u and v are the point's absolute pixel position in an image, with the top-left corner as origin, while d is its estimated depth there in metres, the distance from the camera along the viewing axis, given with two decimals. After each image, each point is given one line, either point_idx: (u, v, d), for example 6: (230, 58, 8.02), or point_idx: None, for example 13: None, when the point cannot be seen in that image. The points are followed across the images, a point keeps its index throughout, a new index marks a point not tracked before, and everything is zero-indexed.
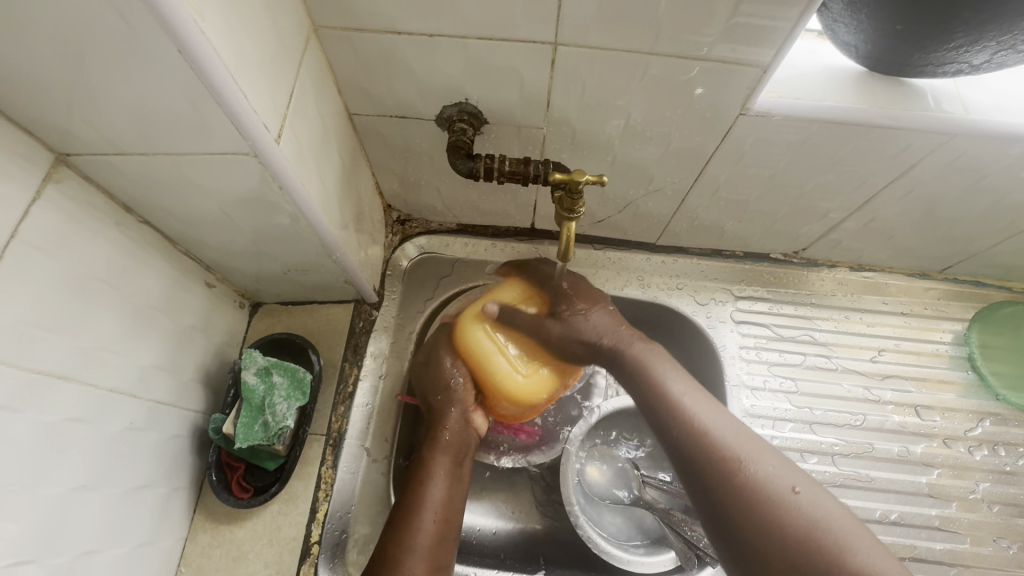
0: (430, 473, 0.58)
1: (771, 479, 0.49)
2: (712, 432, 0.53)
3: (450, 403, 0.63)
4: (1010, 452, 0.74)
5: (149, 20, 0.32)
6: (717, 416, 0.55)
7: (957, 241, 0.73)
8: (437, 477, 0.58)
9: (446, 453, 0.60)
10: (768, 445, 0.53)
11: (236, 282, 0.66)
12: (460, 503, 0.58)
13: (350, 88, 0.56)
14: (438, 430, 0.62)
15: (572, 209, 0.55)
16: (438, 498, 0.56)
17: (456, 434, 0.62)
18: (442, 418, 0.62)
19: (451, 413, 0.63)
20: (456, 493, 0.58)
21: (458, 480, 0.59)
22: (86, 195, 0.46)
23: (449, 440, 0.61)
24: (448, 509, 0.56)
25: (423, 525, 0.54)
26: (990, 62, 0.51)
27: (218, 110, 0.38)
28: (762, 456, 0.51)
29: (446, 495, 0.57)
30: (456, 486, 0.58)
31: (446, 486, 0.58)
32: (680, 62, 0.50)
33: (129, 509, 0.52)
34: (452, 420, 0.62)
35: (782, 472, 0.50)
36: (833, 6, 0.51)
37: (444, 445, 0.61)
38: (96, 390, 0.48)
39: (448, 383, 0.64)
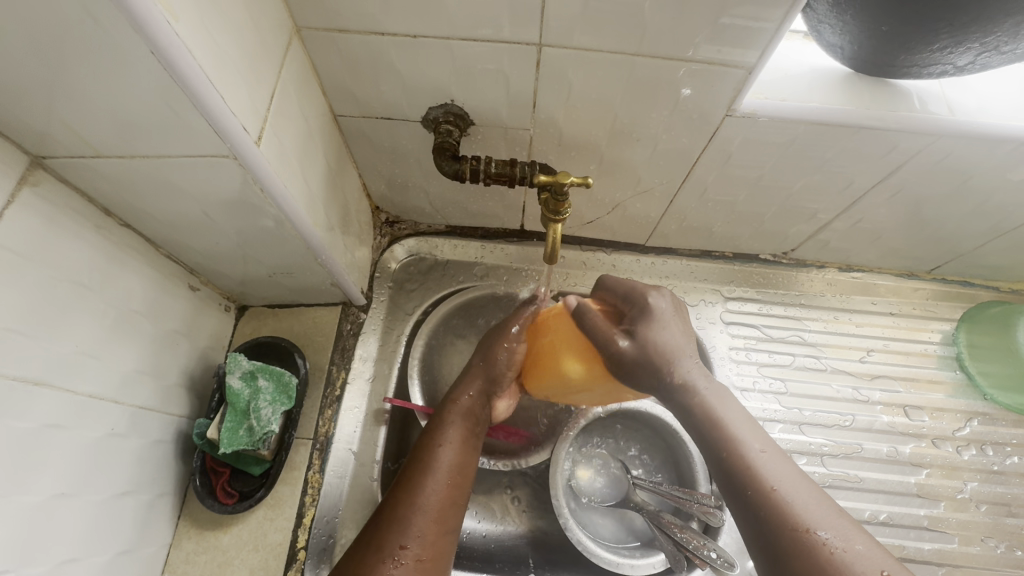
0: (443, 435, 0.58)
1: (841, 540, 0.43)
2: (772, 477, 0.47)
3: (483, 374, 0.63)
4: (998, 451, 0.74)
5: (121, 22, 0.31)
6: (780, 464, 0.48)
7: (944, 242, 0.73)
8: (450, 439, 0.58)
9: (463, 417, 0.60)
10: (835, 502, 0.46)
11: (221, 285, 0.65)
12: (471, 468, 0.58)
13: (334, 89, 0.56)
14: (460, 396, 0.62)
15: (558, 211, 0.55)
16: (449, 461, 0.56)
17: (475, 403, 0.62)
18: (466, 385, 0.63)
19: (477, 381, 0.63)
20: (469, 459, 0.58)
21: (471, 445, 0.59)
22: (64, 198, 0.45)
23: (469, 406, 0.62)
24: (459, 473, 0.56)
25: (432, 486, 0.54)
26: (974, 64, 0.51)
27: (195, 112, 0.38)
28: (832, 517, 0.44)
29: (458, 459, 0.57)
30: (467, 451, 0.58)
31: (457, 450, 0.57)
32: (665, 63, 0.50)
33: (110, 516, 0.51)
34: (478, 389, 0.63)
35: (852, 533, 0.43)
36: (818, 7, 0.51)
37: (463, 408, 0.61)
38: (74, 396, 0.47)
39: (490, 358, 0.63)
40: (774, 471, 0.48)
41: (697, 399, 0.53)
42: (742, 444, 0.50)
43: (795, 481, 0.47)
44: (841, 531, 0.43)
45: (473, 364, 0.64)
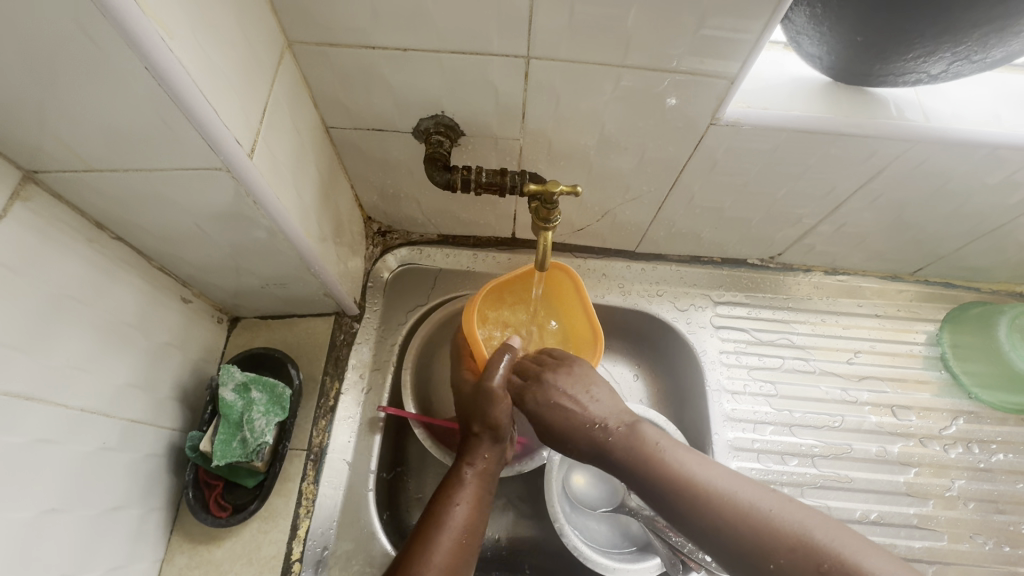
0: (458, 495, 0.58)
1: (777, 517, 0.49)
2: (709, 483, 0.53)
3: (494, 433, 0.63)
4: (984, 449, 0.76)
5: (115, 38, 0.32)
6: (707, 466, 0.55)
7: (927, 244, 0.75)
8: (465, 500, 0.58)
9: (478, 477, 0.60)
10: (772, 491, 0.52)
11: (213, 297, 0.65)
12: (482, 530, 0.57)
13: (326, 102, 0.56)
14: (474, 456, 0.62)
15: (548, 218, 0.55)
16: (462, 520, 0.56)
17: (489, 464, 0.62)
18: (478, 446, 0.63)
19: (486, 446, 0.63)
20: (482, 518, 0.58)
21: (484, 507, 0.59)
22: (56, 212, 0.45)
23: (485, 467, 0.61)
24: (471, 533, 0.56)
25: (444, 547, 0.53)
26: (947, 72, 0.53)
27: (189, 126, 0.38)
28: (772, 503, 0.50)
29: (472, 519, 0.56)
30: (480, 513, 0.58)
31: (471, 512, 0.57)
32: (649, 74, 0.51)
33: (102, 532, 0.50)
34: (490, 450, 0.63)
35: (794, 515, 0.49)
36: (795, 19, 0.53)
37: (477, 470, 0.61)
38: (66, 410, 0.47)
39: (497, 420, 0.63)
40: (711, 480, 0.53)
41: (615, 438, 0.60)
42: (669, 465, 0.55)
43: (734, 482, 0.53)
44: (778, 511, 0.50)
45: (481, 423, 0.63)
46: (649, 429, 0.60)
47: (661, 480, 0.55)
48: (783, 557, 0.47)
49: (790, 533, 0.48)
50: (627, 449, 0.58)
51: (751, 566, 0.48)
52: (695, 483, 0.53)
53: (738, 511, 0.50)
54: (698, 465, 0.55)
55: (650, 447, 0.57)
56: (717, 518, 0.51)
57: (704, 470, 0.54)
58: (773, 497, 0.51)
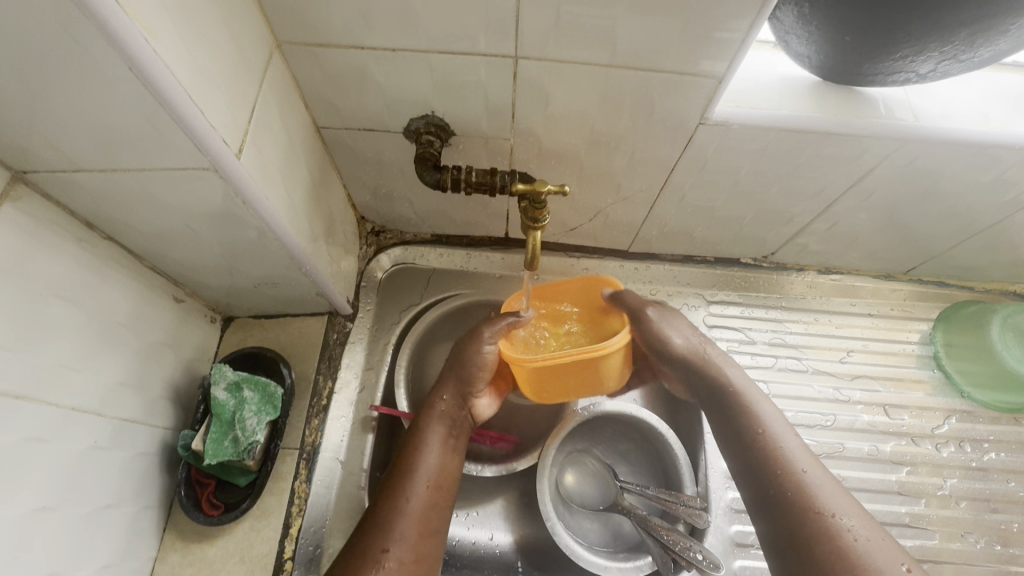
0: (425, 440, 0.60)
1: (830, 503, 0.51)
2: (789, 455, 0.55)
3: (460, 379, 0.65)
4: (976, 448, 0.76)
5: (101, 42, 0.32)
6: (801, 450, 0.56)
7: (919, 244, 0.75)
8: (430, 444, 0.60)
9: (440, 423, 0.62)
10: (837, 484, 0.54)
11: (205, 296, 0.65)
12: (451, 473, 0.60)
13: (316, 101, 0.57)
14: (436, 400, 0.64)
15: (537, 219, 0.56)
16: (429, 468, 0.58)
17: (450, 406, 0.64)
18: (440, 390, 0.64)
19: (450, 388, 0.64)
20: (449, 464, 0.60)
21: (452, 448, 0.61)
22: (45, 212, 0.45)
23: (446, 409, 0.63)
24: (440, 479, 0.58)
25: (413, 492, 0.56)
26: (936, 71, 0.53)
27: (175, 127, 0.38)
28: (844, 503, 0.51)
29: (439, 461, 0.59)
30: (449, 455, 0.60)
31: (440, 455, 0.59)
32: (638, 74, 0.51)
33: (92, 530, 0.51)
34: (450, 391, 0.64)
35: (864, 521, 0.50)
36: (784, 19, 0.53)
37: (438, 414, 0.63)
38: (56, 409, 0.47)
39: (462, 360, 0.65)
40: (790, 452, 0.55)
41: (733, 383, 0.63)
42: (765, 425, 0.58)
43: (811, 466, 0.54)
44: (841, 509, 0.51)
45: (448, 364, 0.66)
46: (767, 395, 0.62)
47: (757, 452, 0.56)
48: (821, 529, 0.49)
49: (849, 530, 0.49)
50: (730, 398, 0.62)
51: (788, 537, 0.50)
52: (781, 451, 0.56)
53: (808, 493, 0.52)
54: (782, 427, 0.58)
55: (746, 394, 0.62)
56: (781, 483, 0.53)
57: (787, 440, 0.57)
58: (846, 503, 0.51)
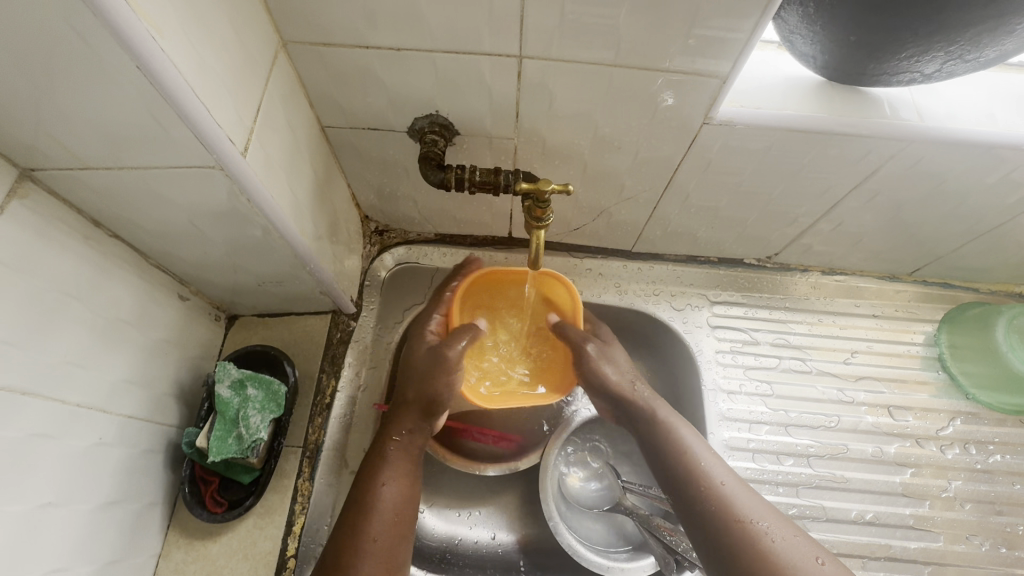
0: (385, 473, 0.58)
1: (752, 511, 0.55)
2: (711, 471, 0.58)
3: (421, 408, 0.63)
4: (981, 450, 0.75)
5: (109, 40, 0.32)
6: (717, 465, 0.59)
7: (924, 244, 0.75)
8: (392, 477, 0.58)
9: (400, 452, 0.60)
10: (753, 491, 0.58)
11: (210, 294, 0.66)
12: (414, 504, 0.58)
13: (321, 100, 0.57)
14: (400, 427, 0.61)
15: (540, 218, 0.56)
16: (393, 500, 0.56)
17: (415, 432, 0.62)
18: (404, 416, 0.62)
19: (414, 417, 0.62)
20: (412, 494, 0.58)
21: (413, 479, 0.59)
22: (53, 210, 0.46)
23: (409, 437, 0.61)
24: (404, 511, 0.57)
25: (377, 529, 0.54)
26: (941, 71, 0.53)
27: (182, 125, 0.39)
28: (759, 509, 0.55)
29: (402, 495, 0.57)
30: (410, 486, 0.58)
31: (401, 487, 0.57)
32: (642, 74, 0.51)
33: (97, 526, 0.51)
34: (415, 416, 0.62)
35: (779, 523, 0.54)
36: (788, 19, 0.53)
37: (401, 443, 0.60)
38: (62, 405, 0.47)
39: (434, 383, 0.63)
40: (711, 470, 0.58)
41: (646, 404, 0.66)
42: (686, 445, 0.61)
43: (730, 480, 0.58)
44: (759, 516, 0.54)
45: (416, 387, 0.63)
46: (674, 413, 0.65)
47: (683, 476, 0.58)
48: (747, 540, 0.52)
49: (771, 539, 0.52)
50: (652, 424, 0.64)
51: (721, 558, 0.53)
52: (704, 472, 0.58)
53: (733, 512, 0.54)
54: (701, 445, 0.61)
55: (667, 421, 0.64)
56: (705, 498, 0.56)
57: (705, 456, 0.60)
58: (763, 508, 0.55)
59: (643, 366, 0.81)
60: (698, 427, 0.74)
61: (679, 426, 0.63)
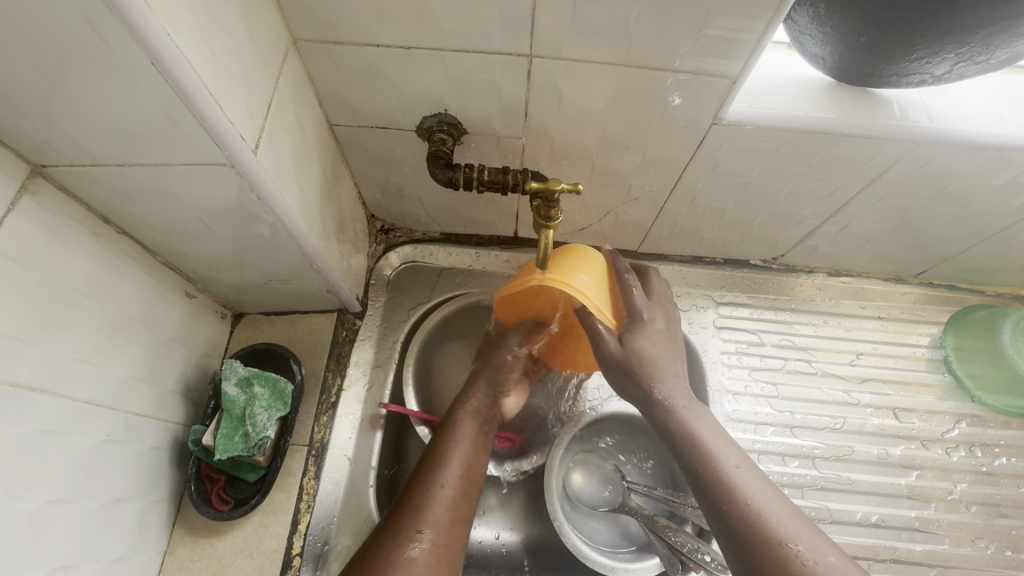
0: (457, 431, 0.62)
1: (782, 528, 0.50)
2: (738, 483, 0.54)
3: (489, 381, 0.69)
4: (986, 453, 0.75)
5: (124, 36, 0.32)
6: (748, 475, 0.55)
7: (930, 247, 0.75)
8: (463, 436, 0.62)
9: (472, 415, 0.65)
10: (789, 503, 0.54)
11: (217, 292, 0.66)
12: (480, 467, 0.61)
13: (329, 99, 0.57)
14: (469, 397, 0.67)
15: (549, 216, 0.55)
16: (463, 456, 0.60)
17: (484, 404, 0.67)
18: (473, 388, 0.68)
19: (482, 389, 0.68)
20: (480, 455, 0.62)
21: (483, 443, 0.63)
22: (63, 206, 0.46)
23: (479, 406, 0.67)
24: (472, 469, 0.60)
25: (447, 476, 0.57)
26: (951, 73, 0.53)
27: (194, 122, 0.39)
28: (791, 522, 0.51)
29: (471, 453, 0.61)
30: (479, 448, 0.62)
31: (471, 447, 0.61)
32: (652, 74, 0.51)
33: (104, 524, 0.51)
34: (484, 389, 0.68)
35: (813, 536, 0.50)
36: (799, 20, 0.53)
37: (472, 409, 0.66)
38: (71, 401, 0.47)
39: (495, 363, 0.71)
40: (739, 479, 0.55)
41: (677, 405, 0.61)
42: (712, 455, 0.57)
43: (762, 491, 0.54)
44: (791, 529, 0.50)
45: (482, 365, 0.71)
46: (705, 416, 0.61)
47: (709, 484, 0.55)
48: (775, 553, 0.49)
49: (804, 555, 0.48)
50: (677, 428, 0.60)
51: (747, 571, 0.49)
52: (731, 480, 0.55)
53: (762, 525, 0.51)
54: (730, 455, 0.57)
55: (692, 430, 0.59)
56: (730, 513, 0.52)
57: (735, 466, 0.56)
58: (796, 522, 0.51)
59: None
60: None
61: (705, 435, 0.59)
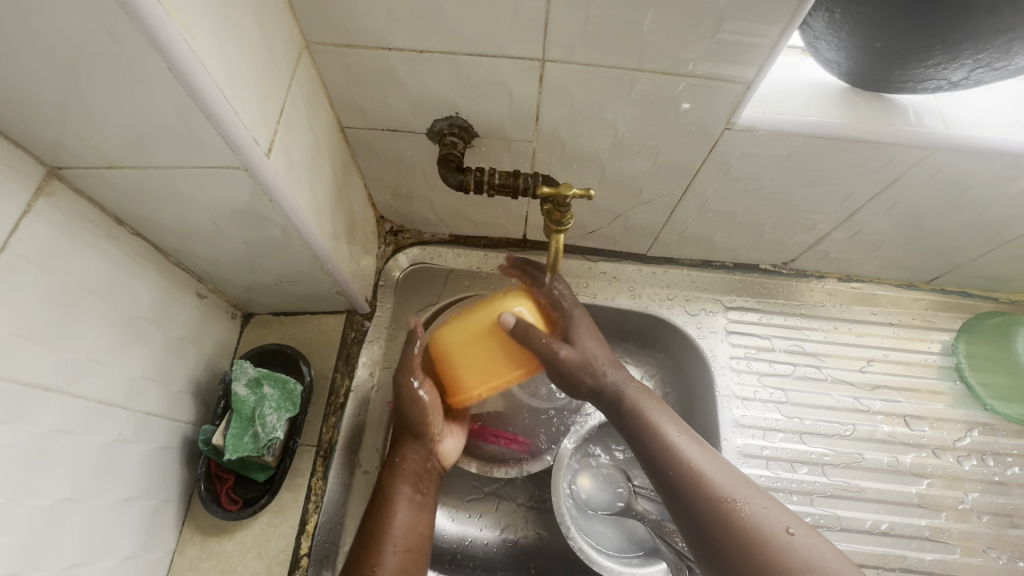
0: (394, 499, 0.59)
1: (766, 523, 0.52)
2: (716, 477, 0.55)
3: (416, 436, 0.62)
4: (999, 462, 0.74)
5: (141, 41, 0.33)
6: (714, 463, 0.56)
7: (943, 253, 0.74)
8: (401, 502, 0.59)
9: (409, 477, 0.61)
10: (759, 488, 0.55)
11: (227, 293, 0.66)
12: (423, 531, 0.59)
13: (341, 101, 0.57)
14: (401, 459, 0.62)
15: (560, 221, 0.55)
16: (402, 527, 0.57)
17: (419, 463, 0.62)
18: (403, 447, 0.62)
19: (413, 444, 0.62)
20: (421, 522, 0.59)
21: (422, 506, 0.60)
22: (78, 208, 0.46)
23: (415, 465, 0.62)
24: (414, 539, 0.58)
25: (388, 555, 0.55)
26: (969, 79, 0.52)
27: (209, 126, 0.39)
28: (763, 506, 0.53)
29: (409, 522, 0.58)
30: (419, 512, 0.59)
31: (410, 514, 0.59)
32: (664, 78, 0.51)
33: (116, 522, 0.51)
34: (417, 448, 0.62)
35: (784, 515, 0.53)
36: (814, 25, 0.53)
37: (405, 472, 0.61)
38: (85, 401, 0.48)
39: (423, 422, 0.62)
40: (708, 470, 0.55)
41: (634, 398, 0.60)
42: (685, 455, 0.56)
43: (731, 478, 0.55)
44: (763, 515, 0.52)
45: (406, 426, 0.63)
46: (662, 408, 0.60)
47: (676, 478, 0.56)
48: (753, 541, 0.51)
49: (781, 538, 0.51)
50: (638, 421, 0.59)
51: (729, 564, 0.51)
52: (700, 473, 0.55)
53: (738, 516, 0.52)
54: (698, 448, 0.57)
55: (660, 425, 0.58)
56: (713, 513, 0.53)
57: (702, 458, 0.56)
58: (769, 504, 0.53)
59: (653, 370, 0.81)
60: (711, 433, 0.73)
61: (675, 433, 0.58)
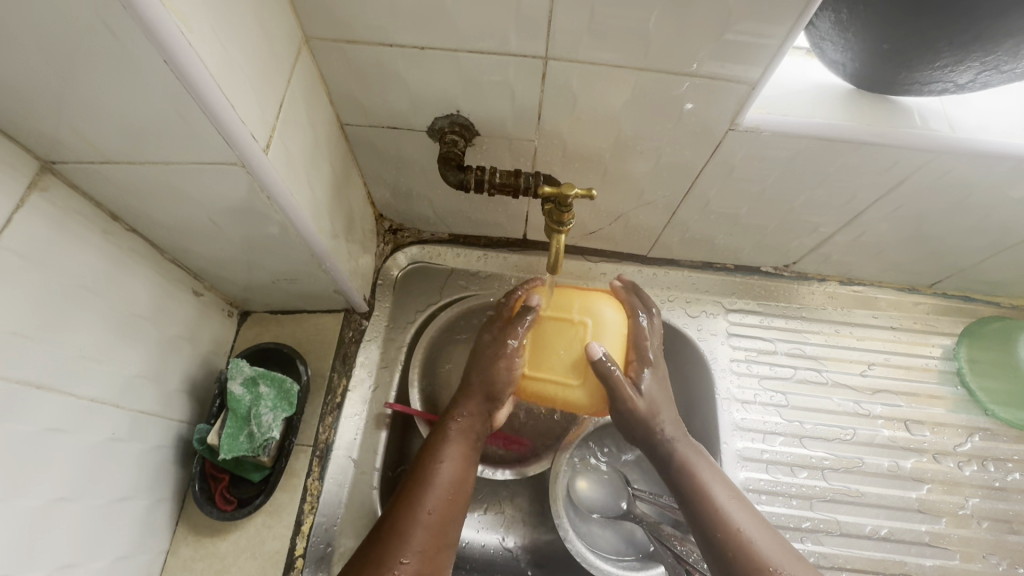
0: (444, 451, 0.58)
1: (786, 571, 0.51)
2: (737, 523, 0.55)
3: (482, 395, 0.61)
4: (999, 467, 0.74)
5: (138, 33, 0.32)
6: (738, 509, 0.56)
7: (946, 257, 0.74)
8: (452, 455, 0.57)
9: (463, 434, 0.59)
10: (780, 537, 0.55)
11: (224, 291, 0.65)
12: (468, 487, 0.57)
13: (341, 98, 0.56)
14: (462, 413, 0.61)
15: (561, 221, 0.55)
16: (450, 477, 0.56)
17: (476, 422, 0.61)
18: (466, 403, 0.61)
19: (475, 404, 0.61)
20: (469, 475, 0.57)
21: (472, 462, 0.59)
22: (72, 203, 0.45)
23: (471, 423, 0.60)
24: (458, 490, 0.56)
25: (432, 499, 0.54)
26: (976, 81, 0.51)
27: (206, 121, 0.38)
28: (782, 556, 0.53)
29: (459, 475, 0.57)
30: (468, 467, 0.58)
31: (460, 466, 0.57)
32: (667, 77, 0.50)
33: (109, 522, 0.51)
34: (479, 406, 0.61)
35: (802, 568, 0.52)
36: (820, 25, 0.52)
37: (461, 427, 0.60)
38: (77, 400, 0.47)
39: (494, 382, 0.60)
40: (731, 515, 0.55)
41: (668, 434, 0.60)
42: (707, 488, 0.57)
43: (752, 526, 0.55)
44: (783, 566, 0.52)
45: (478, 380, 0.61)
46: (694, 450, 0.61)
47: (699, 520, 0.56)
48: None
49: None
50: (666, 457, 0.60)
51: None
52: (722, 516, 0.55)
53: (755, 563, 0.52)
54: (723, 490, 0.58)
55: (689, 462, 0.59)
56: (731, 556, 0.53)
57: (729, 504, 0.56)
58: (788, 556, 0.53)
59: None
60: (711, 436, 0.73)
61: (697, 463, 0.59)
